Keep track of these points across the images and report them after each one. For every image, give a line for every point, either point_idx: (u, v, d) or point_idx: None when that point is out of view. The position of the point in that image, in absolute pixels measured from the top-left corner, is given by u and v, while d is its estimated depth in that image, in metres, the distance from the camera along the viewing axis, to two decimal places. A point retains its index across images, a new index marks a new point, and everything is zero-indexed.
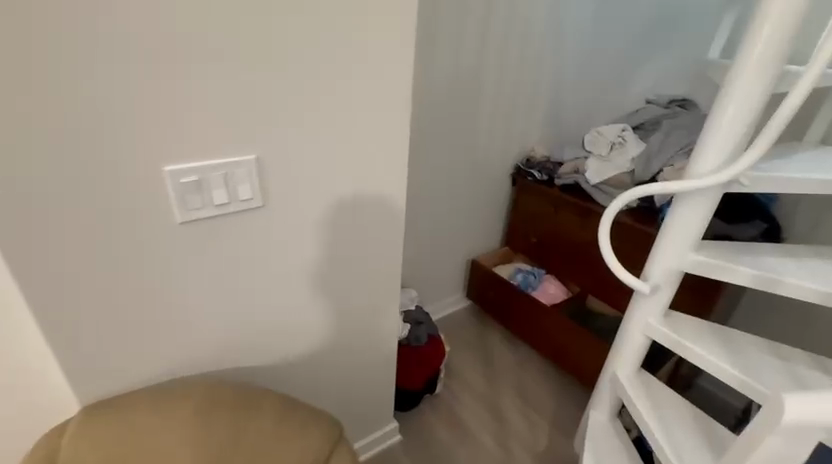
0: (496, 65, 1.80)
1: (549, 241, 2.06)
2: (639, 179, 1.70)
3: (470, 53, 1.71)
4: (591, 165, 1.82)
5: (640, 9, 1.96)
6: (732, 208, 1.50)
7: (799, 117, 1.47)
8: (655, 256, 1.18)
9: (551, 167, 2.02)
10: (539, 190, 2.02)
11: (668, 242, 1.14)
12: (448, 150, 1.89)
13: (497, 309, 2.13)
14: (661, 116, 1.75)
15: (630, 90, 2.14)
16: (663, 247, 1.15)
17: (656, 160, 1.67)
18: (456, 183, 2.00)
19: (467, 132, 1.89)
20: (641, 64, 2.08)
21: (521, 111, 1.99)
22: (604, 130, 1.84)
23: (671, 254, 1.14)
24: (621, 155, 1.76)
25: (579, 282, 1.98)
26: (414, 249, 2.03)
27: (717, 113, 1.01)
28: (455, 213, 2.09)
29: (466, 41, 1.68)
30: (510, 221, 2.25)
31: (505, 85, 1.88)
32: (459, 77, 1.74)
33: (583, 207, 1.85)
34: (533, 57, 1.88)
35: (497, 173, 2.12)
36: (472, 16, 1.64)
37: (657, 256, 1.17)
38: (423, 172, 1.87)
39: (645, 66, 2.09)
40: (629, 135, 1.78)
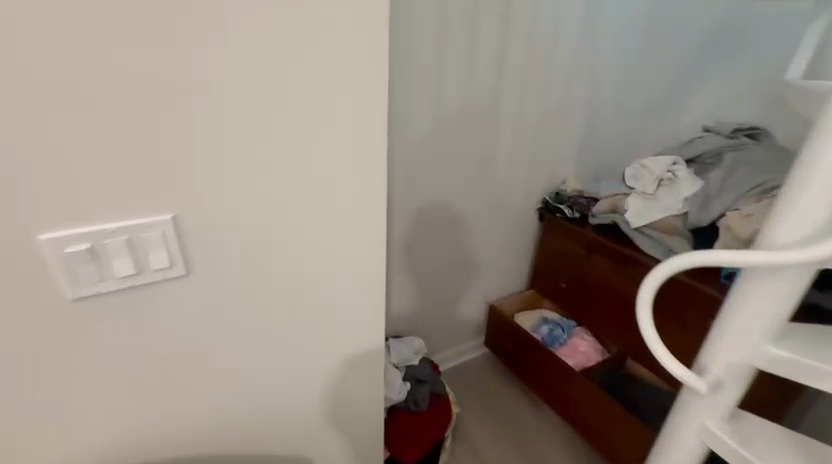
0: (518, 88, 1.57)
1: (581, 289, 1.76)
2: (693, 224, 1.40)
3: (488, 76, 1.49)
4: (632, 205, 1.52)
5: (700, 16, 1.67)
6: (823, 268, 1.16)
7: None
8: (719, 338, 0.87)
9: (585, 203, 1.73)
10: (570, 229, 1.74)
11: (740, 325, 0.83)
12: (462, 185, 1.66)
13: (518, 365, 1.85)
14: (725, 147, 1.43)
15: (680, 116, 1.83)
16: (733, 330, 0.85)
17: (718, 201, 1.36)
18: (470, 220, 1.76)
19: (485, 164, 1.66)
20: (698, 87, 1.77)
21: (548, 138, 1.74)
22: (650, 163, 1.54)
23: (742, 340, 0.84)
24: (670, 193, 1.47)
25: (616, 340, 1.67)
26: (423, 292, 1.80)
27: (812, 159, 0.71)
28: (471, 252, 1.84)
29: (484, 63, 1.46)
30: (536, 262, 1.97)
31: (530, 111, 1.64)
32: (475, 104, 1.52)
33: (621, 254, 1.55)
34: (563, 79, 1.63)
35: (521, 208, 1.86)
36: (490, 36, 1.43)
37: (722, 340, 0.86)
38: (433, 209, 1.65)
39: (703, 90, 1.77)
40: (681, 170, 1.48)
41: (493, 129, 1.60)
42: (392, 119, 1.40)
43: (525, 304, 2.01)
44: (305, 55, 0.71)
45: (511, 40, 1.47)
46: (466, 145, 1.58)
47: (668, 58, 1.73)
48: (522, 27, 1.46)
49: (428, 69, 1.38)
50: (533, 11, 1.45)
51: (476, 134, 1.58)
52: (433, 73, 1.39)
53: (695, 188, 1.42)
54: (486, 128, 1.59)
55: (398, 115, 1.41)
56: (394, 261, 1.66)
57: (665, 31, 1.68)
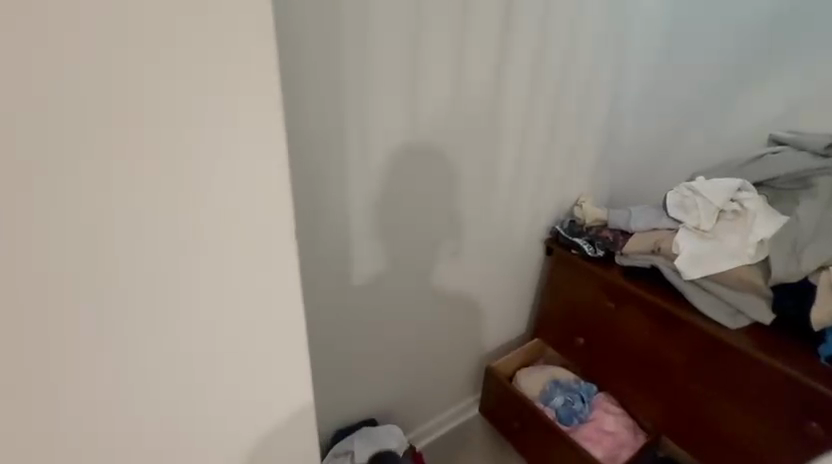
0: (525, 94, 1.13)
1: (605, 350, 1.35)
2: (779, 281, 0.98)
3: (487, 72, 1.04)
4: (686, 248, 1.10)
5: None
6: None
7: None
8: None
9: (610, 238, 1.30)
10: (590, 272, 1.31)
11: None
12: (450, 222, 1.18)
13: (526, 445, 1.43)
14: (813, 170, 1.02)
15: (723, 133, 1.30)
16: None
17: (814, 249, 0.95)
18: (461, 265, 1.30)
19: (481, 192, 1.20)
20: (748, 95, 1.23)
21: (559, 154, 1.31)
22: (706, 187, 1.11)
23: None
24: (736, 232, 1.07)
25: (654, 417, 1.28)
26: (398, 362, 1.34)
27: None
28: (461, 304, 1.38)
29: (482, 54, 1.01)
30: (540, 307, 1.54)
31: (538, 118, 1.19)
32: (470, 112, 1.06)
33: (666, 314, 1.14)
34: (580, 75, 1.21)
35: (523, 242, 1.41)
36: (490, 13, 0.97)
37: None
38: (410, 258, 1.16)
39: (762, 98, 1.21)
40: (752, 200, 1.06)
41: (492, 146, 1.14)
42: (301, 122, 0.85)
43: (527, 358, 1.59)
44: (194, 93, 0.42)
45: (519, 20, 1.02)
46: (457, 169, 1.11)
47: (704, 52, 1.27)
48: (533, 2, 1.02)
49: (401, 61, 0.90)
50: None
51: (469, 152, 1.11)
52: (407, 68, 0.92)
53: (775, 227, 1.02)
54: (482, 145, 1.12)
55: (357, 132, 0.91)
56: (356, 330, 1.18)
57: (697, 16, 1.26)
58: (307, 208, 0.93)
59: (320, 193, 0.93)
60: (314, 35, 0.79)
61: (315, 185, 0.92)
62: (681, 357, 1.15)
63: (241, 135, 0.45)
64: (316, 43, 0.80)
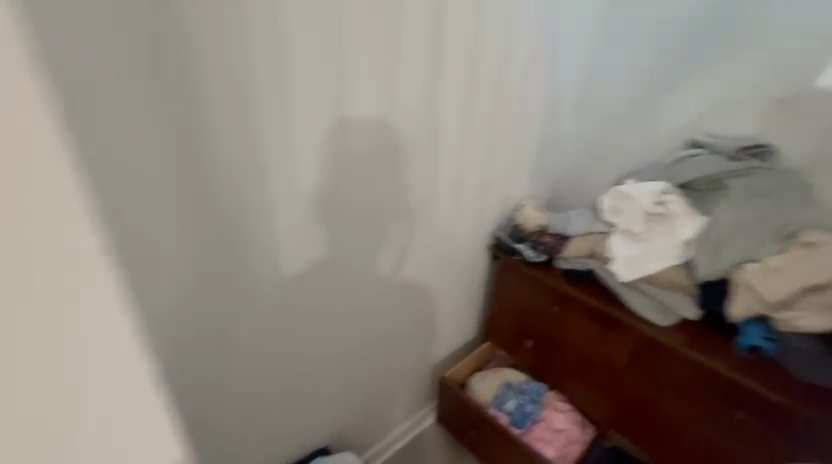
0: (461, 105, 1.09)
1: (552, 350, 1.39)
2: (703, 279, 1.04)
3: (421, 85, 0.98)
4: (620, 251, 1.15)
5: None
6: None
7: None
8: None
9: (551, 243, 1.31)
10: (533, 277, 1.33)
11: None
12: (392, 240, 1.14)
13: (484, 450, 1.44)
14: (726, 173, 1.09)
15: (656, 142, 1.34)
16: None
17: (731, 248, 1.01)
18: (406, 281, 1.25)
19: (422, 207, 1.16)
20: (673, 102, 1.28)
21: (500, 163, 1.28)
22: (633, 191, 1.15)
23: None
24: (664, 234, 1.12)
25: (600, 411, 1.32)
26: (348, 387, 1.28)
27: None
28: (409, 320, 1.34)
29: (415, 67, 0.95)
30: (490, 311, 1.56)
31: (476, 129, 1.16)
32: (404, 128, 1.00)
33: (604, 315, 1.18)
34: (514, 84, 1.19)
35: (468, 251, 1.39)
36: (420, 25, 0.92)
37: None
38: (351, 282, 1.10)
39: (682, 111, 1.28)
40: (676, 202, 1.11)
41: (429, 160, 1.10)
42: (204, 149, 0.74)
43: (480, 363, 1.59)
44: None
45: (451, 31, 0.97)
46: (396, 187, 1.06)
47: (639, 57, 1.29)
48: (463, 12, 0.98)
49: (324, 80, 0.83)
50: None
51: (406, 169, 1.06)
52: (332, 87, 0.84)
53: (698, 227, 1.08)
54: (419, 160, 1.08)
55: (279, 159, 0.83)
56: (299, 363, 1.11)
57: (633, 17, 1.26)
58: (223, 244, 0.83)
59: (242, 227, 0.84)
60: (218, 56, 0.70)
61: (224, 219, 0.81)
62: (620, 354, 1.19)
63: (52, 227, 0.33)
64: (225, 64, 0.71)
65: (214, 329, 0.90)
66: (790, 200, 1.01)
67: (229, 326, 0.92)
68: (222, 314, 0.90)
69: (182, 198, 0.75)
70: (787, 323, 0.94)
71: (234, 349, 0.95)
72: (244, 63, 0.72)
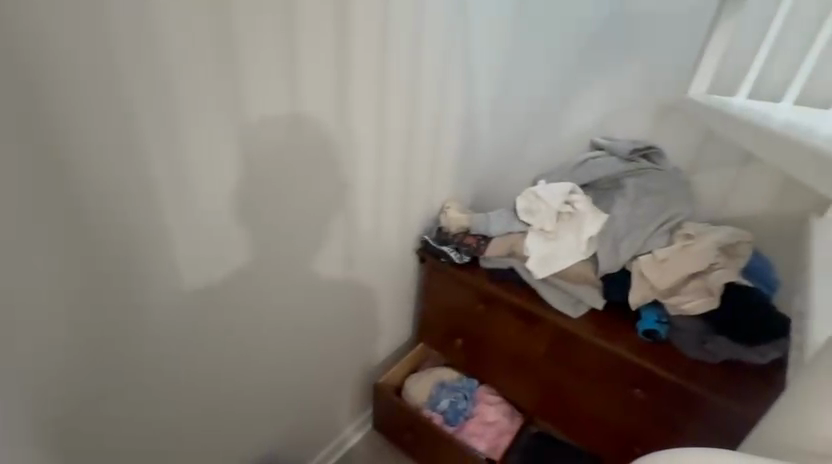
0: (379, 110, 1.03)
1: (480, 347, 1.44)
2: (606, 272, 1.14)
3: (335, 99, 0.92)
4: (535, 250, 1.21)
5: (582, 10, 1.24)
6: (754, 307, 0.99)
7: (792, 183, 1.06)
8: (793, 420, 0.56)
9: (475, 244, 1.35)
10: (459, 277, 1.37)
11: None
12: (312, 255, 1.08)
13: (421, 451, 1.46)
14: (622, 173, 1.19)
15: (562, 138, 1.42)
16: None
17: (628, 242, 1.12)
18: (332, 294, 1.21)
19: (344, 221, 1.11)
20: (577, 98, 1.36)
21: (424, 167, 1.26)
22: (545, 192, 1.23)
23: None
24: (572, 231, 1.20)
25: (526, 400, 1.39)
26: (275, 405, 1.22)
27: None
28: (338, 332, 1.30)
29: (326, 79, 0.89)
30: (422, 312, 1.57)
31: (396, 137, 1.11)
32: (316, 142, 0.93)
33: (524, 310, 1.24)
34: (432, 89, 1.14)
35: (397, 256, 1.38)
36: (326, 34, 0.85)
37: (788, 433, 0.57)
38: (268, 302, 1.03)
39: (583, 105, 1.36)
40: (581, 202, 1.20)
41: (346, 172, 1.04)
42: (75, 180, 0.63)
43: (415, 364, 1.61)
44: None
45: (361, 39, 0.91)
46: (314, 202, 1.00)
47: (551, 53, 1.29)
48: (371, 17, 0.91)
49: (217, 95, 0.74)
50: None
51: (322, 183, 1.00)
52: (227, 103, 0.76)
53: (600, 224, 1.16)
54: (335, 174, 1.01)
55: (173, 184, 0.74)
56: (217, 389, 1.04)
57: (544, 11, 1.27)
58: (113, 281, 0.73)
59: (135, 258, 0.75)
60: (81, 64, 0.58)
61: (107, 253, 0.71)
62: (540, 345, 1.27)
63: None
64: (95, 85, 0.60)
65: (104, 369, 0.80)
66: (675, 196, 1.13)
67: (125, 364, 0.82)
68: (118, 352, 0.80)
69: (52, 234, 0.64)
70: (677, 307, 1.04)
71: (136, 386, 0.87)
72: (115, 80, 0.62)
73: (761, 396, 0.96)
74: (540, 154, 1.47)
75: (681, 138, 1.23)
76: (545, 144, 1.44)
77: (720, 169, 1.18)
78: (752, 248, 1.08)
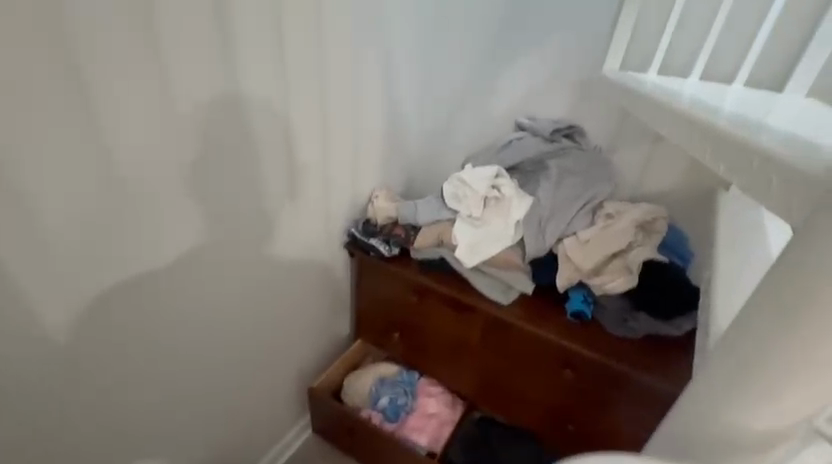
0: (276, 94, 0.94)
1: (418, 340, 1.39)
2: (533, 257, 1.12)
3: (213, 79, 0.81)
4: (464, 239, 1.16)
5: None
6: (669, 281, 1.01)
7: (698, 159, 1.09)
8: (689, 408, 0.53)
9: (403, 235, 1.29)
10: (389, 271, 1.31)
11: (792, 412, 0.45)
12: (217, 257, 0.98)
13: (363, 452, 1.41)
14: (546, 153, 1.16)
15: (491, 116, 1.37)
16: (765, 391, 0.46)
17: (553, 225, 1.10)
18: (248, 297, 1.11)
19: (251, 216, 1.01)
20: (504, 75, 1.30)
21: (341, 155, 1.18)
22: (471, 177, 1.18)
23: (788, 409, 0.45)
24: (499, 217, 1.16)
25: (466, 389, 1.37)
26: (188, 427, 1.11)
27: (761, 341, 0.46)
28: (260, 338, 1.20)
29: (200, 55, 0.78)
30: (357, 307, 1.51)
31: (304, 120, 1.02)
32: (197, 130, 0.83)
33: (455, 301, 1.20)
34: (337, 66, 1.05)
35: (323, 251, 1.30)
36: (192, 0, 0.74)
37: (686, 424, 0.54)
38: (164, 314, 0.92)
39: (511, 81, 1.31)
40: (508, 186, 1.16)
41: (247, 162, 0.94)
42: None
43: (353, 363, 1.53)
44: None
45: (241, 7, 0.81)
46: (207, 199, 0.90)
47: (466, 27, 1.26)
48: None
49: (50, 75, 0.62)
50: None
51: (213, 177, 0.89)
52: (68, 84, 0.64)
53: (526, 208, 1.14)
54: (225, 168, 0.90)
55: (1, 192, 0.62)
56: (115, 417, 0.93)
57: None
58: None
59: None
60: None
61: None
62: (474, 334, 1.24)
63: None
64: None
65: None
66: (596, 175, 1.11)
67: None
68: None
69: None
70: (601, 287, 1.05)
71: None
72: None
73: (674, 368, 1.00)
74: (467, 136, 1.44)
75: (600, 116, 1.22)
76: (475, 126, 1.41)
77: (636, 146, 1.19)
78: (667, 223, 1.10)
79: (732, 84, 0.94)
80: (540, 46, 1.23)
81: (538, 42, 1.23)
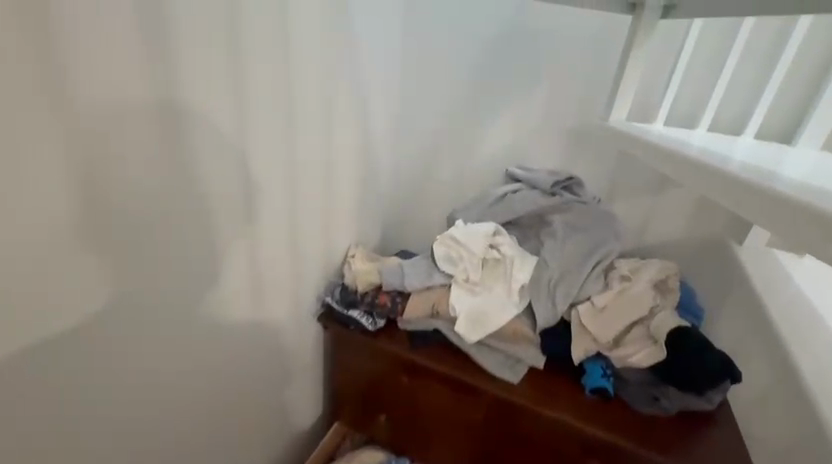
0: (237, 152, 0.76)
1: (408, 422, 1.19)
2: (545, 327, 0.98)
3: (151, 141, 0.62)
4: (464, 308, 1.01)
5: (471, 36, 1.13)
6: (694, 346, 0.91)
7: (697, 207, 1.05)
8: None
9: (389, 304, 1.11)
10: (374, 347, 1.11)
11: None
12: (160, 361, 0.75)
13: None
14: (547, 208, 1.05)
15: (476, 163, 1.26)
16: None
17: (564, 289, 0.98)
18: (202, 399, 0.88)
19: (204, 301, 0.80)
20: (490, 120, 1.20)
21: (309, 213, 1.01)
22: (466, 237, 1.05)
23: None
24: (500, 280, 1.03)
25: None
26: None
27: None
28: (216, 445, 0.96)
29: (132, 112, 0.59)
30: (332, 384, 1.28)
31: (269, 179, 0.85)
32: (131, 207, 0.62)
33: (455, 380, 1.03)
34: (304, 115, 0.91)
35: (292, 326, 1.09)
36: (122, 44, 0.55)
37: None
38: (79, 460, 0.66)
39: (498, 127, 1.20)
40: (508, 245, 1.03)
41: (198, 237, 0.75)
42: None
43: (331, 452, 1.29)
44: None
45: (189, 51, 0.64)
46: (143, 293, 0.68)
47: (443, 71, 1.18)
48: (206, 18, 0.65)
49: None
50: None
51: (153, 264, 0.68)
52: None
53: (531, 270, 1.01)
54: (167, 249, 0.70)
55: None
56: None
57: (439, 21, 1.13)
58: None
59: None
60: None
61: None
62: (478, 417, 1.06)
63: None
64: None
65: None
66: (602, 230, 1.01)
67: None
68: None
69: None
70: (623, 360, 0.92)
71: None
72: None
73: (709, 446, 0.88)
74: (449, 184, 1.32)
75: (594, 163, 1.14)
76: (456, 172, 1.29)
77: (637, 195, 1.11)
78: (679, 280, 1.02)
79: (742, 136, 0.89)
80: (526, 91, 1.15)
81: (524, 88, 1.14)
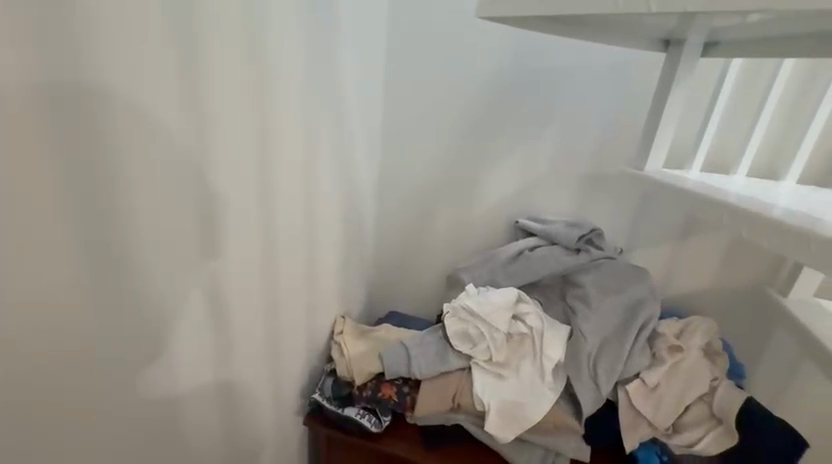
0: (192, 238, 0.54)
1: None
2: (590, 414, 0.82)
3: (61, 249, 0.39)
4: (493, 399, 0.83)
5: (466, 71, 0.99)
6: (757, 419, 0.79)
7: (726, 252, 0.96)
8: None
9: (395, 397, 0.89)
10: (376, 452, 0.89)
11: None
12: None
13: None
14: (572, 268, 0.92)
15: (473, 213, 1.11)
16: None
17: (608, 366, 0.82)
18: None
19: (155, 450, 0.56)
20: (489, 167, 1.06)
21: (288, 293, 0.80)
22: (484, 308, 0.87)
23: None
24: (529, 359, 0.86)
25: None
26: None
27: None
28: None
29: (29, 210, 0.36)
30: None
31: (238, 264, 0.64)
32: (37, 348, 0.39)
33: None
34: (280, 176, 0.70)
35: (268, 436, 0.86)
36: (23, 102, 0.34)
37: None
38: None
39: (499, 173, 1.06)
40: (535, 315, 0.88)
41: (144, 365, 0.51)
42: None
43: None
44: None
45: (129, 108, 0.42)
46: None
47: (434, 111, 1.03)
48: (163, 64, 0.45)
49: None
50: (187, 17, 0.47)
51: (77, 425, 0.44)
52: None
53: (564, 344, 0.85)
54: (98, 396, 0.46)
55: None
56: None
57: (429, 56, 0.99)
58: None
59: None
60: None
61: None
62: None
63: None
64: None
65: None
66: (639, 290, 0.88)
67: None
68: None
69: None
70: (688, 448, 0.79)
71: None
72: None
73: None
74: (445, 236, 1.15)
75: (609, 209, 1.03)
76: (451, 223, 1.13)
77: (657, 242, 1.01)
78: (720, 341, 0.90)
79: (783, 182, 0.80)
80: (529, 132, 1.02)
81: (528, 128, 1.02)
